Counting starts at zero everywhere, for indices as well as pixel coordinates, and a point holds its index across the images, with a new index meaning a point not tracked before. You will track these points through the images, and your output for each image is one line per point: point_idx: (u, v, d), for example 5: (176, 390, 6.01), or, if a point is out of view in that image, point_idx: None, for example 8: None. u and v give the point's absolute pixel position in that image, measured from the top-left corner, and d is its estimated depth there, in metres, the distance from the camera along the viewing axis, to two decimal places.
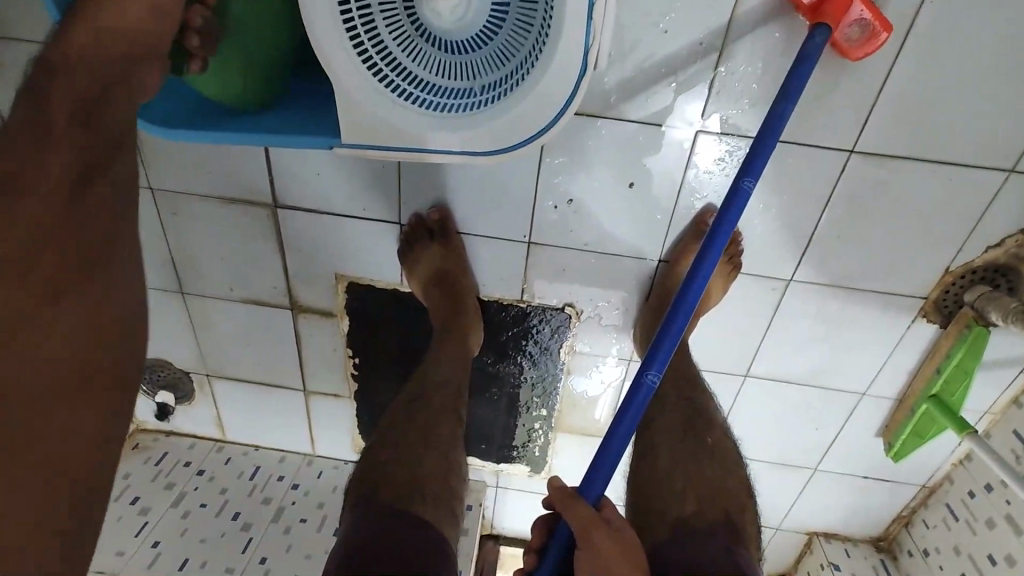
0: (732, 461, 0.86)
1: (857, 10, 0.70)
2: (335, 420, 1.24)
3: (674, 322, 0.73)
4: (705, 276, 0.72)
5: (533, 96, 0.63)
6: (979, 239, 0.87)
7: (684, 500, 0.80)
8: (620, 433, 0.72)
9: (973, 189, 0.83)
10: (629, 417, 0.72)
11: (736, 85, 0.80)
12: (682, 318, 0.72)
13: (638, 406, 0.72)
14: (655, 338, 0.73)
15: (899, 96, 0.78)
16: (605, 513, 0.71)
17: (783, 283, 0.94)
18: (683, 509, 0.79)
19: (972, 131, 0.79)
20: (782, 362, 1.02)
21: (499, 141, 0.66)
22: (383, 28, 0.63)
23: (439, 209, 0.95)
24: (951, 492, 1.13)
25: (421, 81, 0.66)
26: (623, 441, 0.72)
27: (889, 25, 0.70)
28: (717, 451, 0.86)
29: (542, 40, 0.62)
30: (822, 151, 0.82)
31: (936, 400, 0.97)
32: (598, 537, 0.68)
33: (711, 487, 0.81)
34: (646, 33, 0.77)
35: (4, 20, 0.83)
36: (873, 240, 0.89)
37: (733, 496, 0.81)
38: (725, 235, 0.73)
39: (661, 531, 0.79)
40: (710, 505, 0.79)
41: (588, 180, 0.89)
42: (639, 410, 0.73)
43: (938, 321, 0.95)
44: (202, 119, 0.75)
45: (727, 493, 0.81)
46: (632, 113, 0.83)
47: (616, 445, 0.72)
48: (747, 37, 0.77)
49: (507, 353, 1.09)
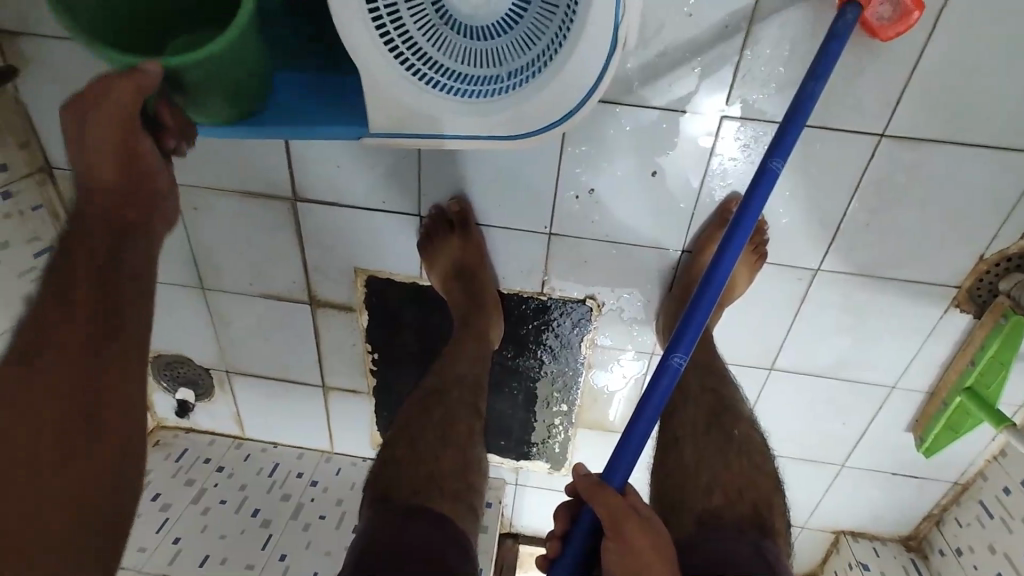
0: (760, 454, 0.83)
1: None
2: (355, 417, 1.24)
3: (699, 309, 0.71)
4: (729, 265, 0.70)
5: (560, 79, 0.61)
6: (1014, 225, 0.84)
7: (710, 492, 0.79)
8: (646, 417, 0.70)
9: (1008, 173, 0.81)
10: (653, 402, 0.70)
11: (761, 69, 0.78)
12: (706, 304, 0.70)
13: (663, 390, 0.70)
14: (683, 317, 0.71)
15: (933, 74, 0.75)
16: (630, 499, 0.69)
17: (810, 273, 0.92)
18: (710, 501, 0.78)
19: (1009, 112, 0.77)
20: (808, 356, 1.00)
21: (528, 123, 0.65)
22: (408, 19, 0.62)
23: (459, 200, 0.94)
24: (985, 489, 1.10)
25: (446, 69, 0.65)
26: (647, 427, 0.71)
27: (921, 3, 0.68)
28: (744, 442, 0.83)
29: (569, 19, 0.60)
30: (852, 135, 0.80)
31: (971, 393, 0.93)
32: (626, 533, 0.65)
33: (735, 484, 0.79)
34: (669, 16, 0.76)
35: (26, 15, 0.83)
36: (904, 228, 0.87)
37: (763, 490, 0.79)
38: (752, 219, 0.70)
39: (688, 524, 0.77)
40: (734, 498, 0.78)
41: (609, 170, 0.88)
42: (663, 395, 0.71)
43: (972, 311, 0.92)
44: None
45: (758, 485, 0.79)
46: (657, 100, 0.82)
47: (639, 435, 0.70)
48: (773, 19, 0.75)
49: (527, 347, 1.08)
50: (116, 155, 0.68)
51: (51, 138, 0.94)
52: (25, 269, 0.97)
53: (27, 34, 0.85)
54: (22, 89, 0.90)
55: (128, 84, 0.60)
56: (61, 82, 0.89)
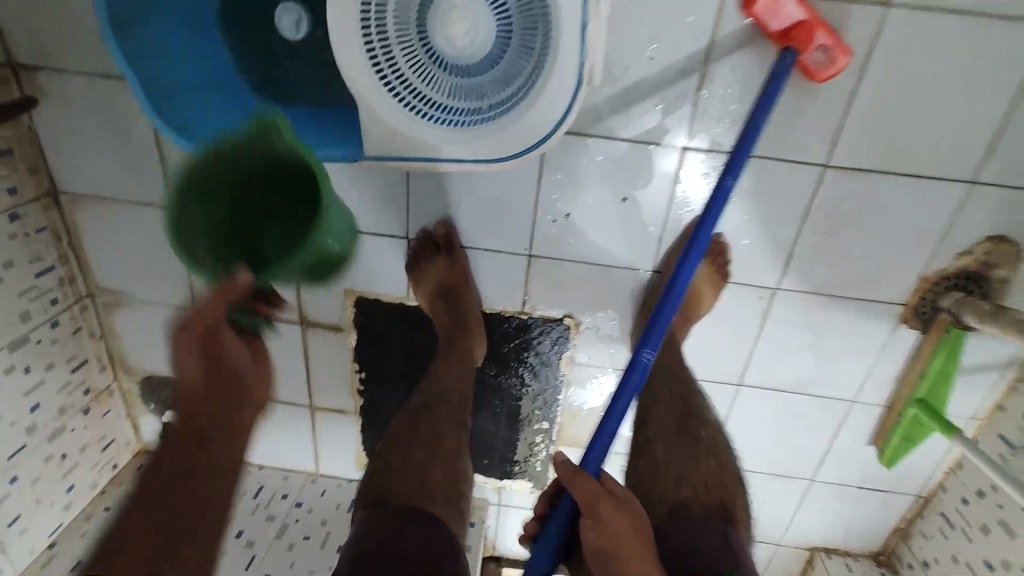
0: (725, 454, 0.88)
1: (820, 39, 0.78)
2: (341, 437, 1.27)
3: (661, 313, 0.82)
4: (687, 276, 0.81)
5: (533, 111, 0.69)
6: (949, 247, 0.93)
7: (679, 487, 0.83)
8: (619, 407, 0.81)
9: (939, 199, 0.90)
10: (626, 395, 0.81)
11: (716, 106, 0.87)
12: (669, 310, 0.81)
13: (634, 385, 0.82)
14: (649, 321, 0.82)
15: (867, 111, 0.85)
16: (608, 484, 0.74)
17: (770, 291, 1.00)
18: (679, 493, 0.83)
19: (934, 146, 0.86)
20: (773, 372, 1.07)
21: (507, 147, 0.72)
22: (400, 57, 0.70)
23: (445, 224, 1.00)
24: (945, 501, 1.15)
25: (434, 102, 0.73)
26: (618, 419, 0.82)
27: (848, 49, 0.79)
28: (712, 444, 0.88)
29: (543, 59, 0.68)
30: (800, 165, 0.89)
31: (923, 404, 1.01)
32: (603, 512, 0.71)
33: (702, 478, 0.84)
34: (634, 58, 0.85)
35: (46, 50, 0.90)
36: (852, 249, 0.95)
37: (728, 487, 0.84)
38: (707, 233, 0.81)
39: (658, 516, 0.82)
40: (702, 491, 0.82)
41: (583, 196, 0.96)
42: (634, 389, 0.82)
43: (918, 327, 0.99)
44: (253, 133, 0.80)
45: (724, 483, 0.84)
46: (626, 133, 0.90)
47: (610, 425, 0.80)
48: (725, 63, 0.85)
49: (509, 364, 1.13)
50: (204, 359, 0.80)
51: (60, 164, 1.00)
52: (25, 288, 1.01)
53: (45, 68, 0.91)
54: (35, 118, 0.96)
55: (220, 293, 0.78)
56: (75, 113, 0.95)
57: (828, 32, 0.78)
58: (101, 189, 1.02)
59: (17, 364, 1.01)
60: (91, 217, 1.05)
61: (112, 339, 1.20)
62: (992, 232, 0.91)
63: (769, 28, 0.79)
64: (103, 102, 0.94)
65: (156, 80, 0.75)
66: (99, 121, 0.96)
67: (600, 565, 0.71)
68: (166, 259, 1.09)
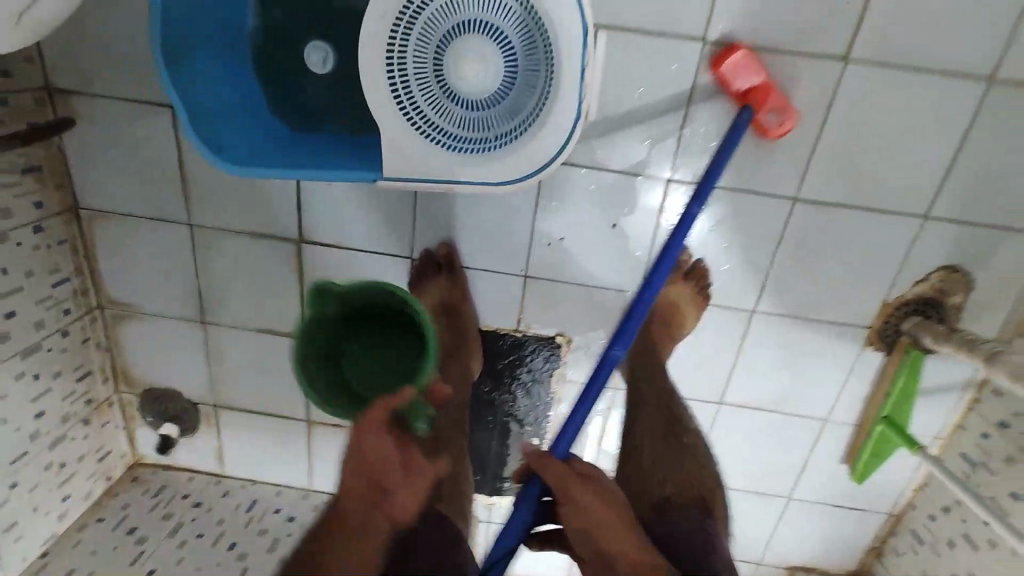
0: (704, 456, 0.94)
1: (772, 102, 0.89)
2: (336, 451, 1.30)
3: (630, 321, 0.93)
4: (654, 290, 0.93)
5: (537, 139, 0.77)
6: (908, 275, 1.02)
7: (663, 484, 0.89)
8: (589, 398, 0.91)
9: (897, 232, 0.99)
10: (595, 389, 0.91)
11: (697, 143, 0.97)
12: (636, 318, 0.93)
13: (602, 380, 0.92)
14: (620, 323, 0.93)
15: (830, 153, 0.95)
16: (575, 464, 0.81)
17: (748, 313, 1.08)
18: (664, 492, 0.88)
19: (890, 184, 0.96)
20: (751, 390, 1.14)
21: (513, 170, 0.78)
22: (418, 92, 0.78)
23: (447, 245, 1.07)
24: (915, 519, 1.21)
25: (446, 131, 0.80)
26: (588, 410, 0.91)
27: (794, 113, 0.91)
28: (695, 448, 0.95)
29: (546, 95, 0.76)
30: (772, 197, 0.99)
31: (889, 421, 1.08)
32: (574, 494, 0.78)
33: (685, 478, 0.89)
34: (624, 99, 0.95)
35: (84, 77, 0.97)
36: (820, 276, 1.04)
37: (709, 487, 0.90)
38: (675, 250, 0.92)
39: (643, 511, 0.87)
40: (685, 487, 0.88)
41: (575, 222, 1.04)
42: (602, 383, 0.92)
43: (882, 349, 1.08)
44: (271, 151, 0.85)
45: (705, 482, 0.90)
46: (616, 164, 0.99)
47: (577, 420, 0.90)
48: (705, 105, 0.95)
49: (503, 381, 1.19)
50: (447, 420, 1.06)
51: (85, 181, 1.06)
52: (42, 298, 1.05)
53: (82, 93, 0.99)
54: (67, 137, 1.03)
55: (383, 405, 0.73)
56: (105, 135, 1.02)
57: (779, 96, 0.89)
58: (122, 205, 1.08)
59: (28, 371, 1.05)
60: (109, 232, 1.11)
61: (117, 351, 1.24)
62: (944, 262, 1.00)
63: (731, 86, 0.89)
64: (132, 125, 1.01)
65: (188, 91, 0.79)
66: (127, 142, 1.03)
67: (589, 545, 0.78)
68: (177, 273, 1.14)
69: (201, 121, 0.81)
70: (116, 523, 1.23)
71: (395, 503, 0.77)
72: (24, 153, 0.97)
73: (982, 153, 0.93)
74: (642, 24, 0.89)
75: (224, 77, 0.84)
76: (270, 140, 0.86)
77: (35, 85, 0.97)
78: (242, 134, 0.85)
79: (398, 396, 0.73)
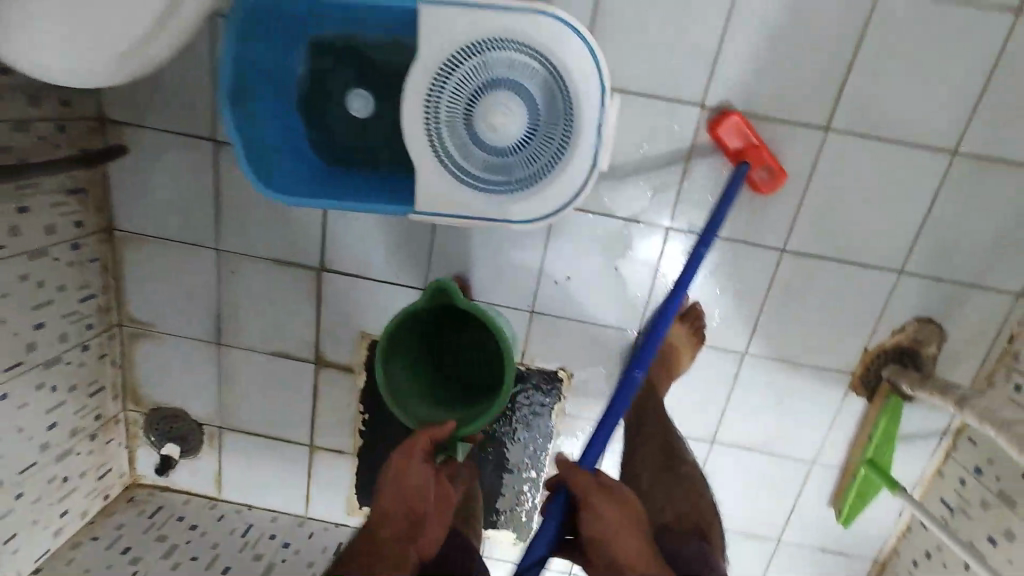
0: (701, 490, 0.98)
1: (766, 159, 0.99)
2: (336, 477, 1.32)
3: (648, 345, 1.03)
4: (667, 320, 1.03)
5: (556, 185, 0.86)
6: (886, 325, 1.10)
7: (662, 510, 0.94)
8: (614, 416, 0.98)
9: (875, 284, 1.08)
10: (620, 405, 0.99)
11: (695, 195, 1.07)
12: (653, 343, 1.02)
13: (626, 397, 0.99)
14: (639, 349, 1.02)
15: (814, 210, 1.05)
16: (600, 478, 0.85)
17: (739, 355, 1.14)
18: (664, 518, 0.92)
19: (868, 240, 1.06)
20: (741, 430, 1.19)
21: (533, 211, 0.88)
22: (448, 138, 0.87)
23: (459, 278, 1.14)
24: (899, 564, 1.24)
25: (471, 173, 0.89)
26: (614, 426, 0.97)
27: (784, 170, 1.01)
28: (691, 478, 0.99)
29: (564, 147, 0.86)
30: (763, 247, 1.08)
31: (873, 464, 1.13)
32: (596, 502, 0.82)
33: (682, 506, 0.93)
34: (630, 153, 1.04)
35: (137, 110, 1.06)
36: (806, 323, 1.11)
37: (707, 518, 0.93)
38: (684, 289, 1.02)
39: None
40: (683, 516, 0.92)
41: (580, 262, 1.12)
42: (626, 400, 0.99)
43: (864, 394, 1.15)
44: (313, 183, 0.93)
45: (703, 513, 0.93)
46: (620, 211, 1.08)
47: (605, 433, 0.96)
48: (704, 161, 1.04)
49: (504, 412, 1.23)
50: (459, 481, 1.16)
51: (123, 204, 1.13)
52: (69, 312, 1.10)
53: (133, 124, 1.07)
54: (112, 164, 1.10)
55: (428, 435, 0.89)
56: (149, 163, 1.10)
57: (770, 155, 1.00)
58: (155, 228, 1.15)
59: (46, 382, 1.08)
60: (138, 253, 1.17)
61: (129, 368, 1.27)
62: (918, 313, 1.09)
63: (728, 146, 1.00)
64: (175, 155, 1.09)
65: (247, 127, 0.87)
66: (168, 171, 1.10)
67: (603, 554, 0.81)
68: (199, 295, 1.19)
69: (255, 155, 0.88)
70: (110, 542, 1.23)
71: (428, 531, 0.87)
72: (72, 176, 1.04)
73: (950, 216, 1.03)
74: (647, 89, 1.01)
75: (274, 116, 0.93)
76: (312, 173, 0.95)
77: (91, 114, 1.05)
78: (288, 168, 0.93)
79: (440, 427, 0.90)
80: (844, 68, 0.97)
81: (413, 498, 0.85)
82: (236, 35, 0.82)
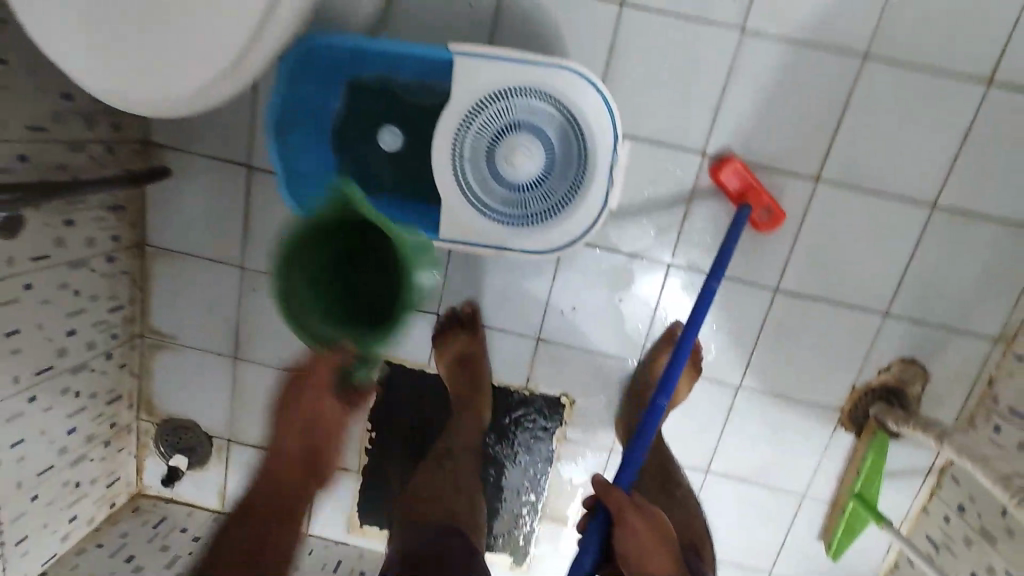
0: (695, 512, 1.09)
1: (766, 201, 1.07)
2: (340, 494, 1.35)
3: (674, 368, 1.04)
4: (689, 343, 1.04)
5: (568, 220, 0.94)
6: (873, 364, 1.16)
7: None
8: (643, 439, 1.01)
9: (863, 325, 1.15)
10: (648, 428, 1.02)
11: (695, 235, 1.14)
12: (678, 366, 1.03)
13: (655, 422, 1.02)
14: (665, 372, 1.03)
15: (806, 253, 1.12)
16: (635, 499, 0.97)
17: (734, 388, 1.20)
18: None
19: (856, 284, 1.13)
20: (735, 461, 1.24)
21: (546, 242, 0.95)
22: (470, 173, 0.95)
23: (471, 303, 1.21)
24: None
25: (490, 206, 0.96)
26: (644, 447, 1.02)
27: (784, 212, 1.08)
28: (685, 501, 1.10)
29: (576, 187, 0.94)
30: (758, 286, 1.15)
31: (861, 498, 1.17)
32: (630, 518, 0.94)
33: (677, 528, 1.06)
34: (635, 194, 1.13)
35: (180, 136, 1.15)
36: (798, 360, 1.18)
37: (699, 536, 1.06)
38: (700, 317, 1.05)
39: None
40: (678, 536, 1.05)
41: (585, 293, 1.18)
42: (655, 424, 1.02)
43: (853, 430, 1.20)
44: None
45: (696, 533, 1.06)
46: (625, 247, 1.15)
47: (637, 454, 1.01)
48: (704, 204, 1.12)
49: (507, 435, 1.27)
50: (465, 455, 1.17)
51: (158, 222, 1.20)
52: (98, 321, 1.15)
53: (175, 149, 1.15)
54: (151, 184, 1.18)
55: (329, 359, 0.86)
56: (185, 185, 1.18)
57: (771, 197, 1.07)
58: (185, 246, 1.21)
59: (72, 388, 1.12)
60: (167, 269, 1.23)
61: (146, 379, 1.32)
62: (903, 354, 1.15)
63: (729, 188, 1.07)
64: (211, 179, 1.17)
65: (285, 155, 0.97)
66: (202, 193, 1.18)
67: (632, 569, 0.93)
68: (221, 310, 1.25)
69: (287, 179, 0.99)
70: (114, 550, 1.25)
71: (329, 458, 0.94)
72: (115, 194, 1.12)
73: (932, 264, 1.11)
74: (654, 137, 1.09)
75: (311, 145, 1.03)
76: None
77: (136, 139, 1.13)
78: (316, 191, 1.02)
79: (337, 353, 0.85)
80: (833, 126, 1.06)
81: (309, 423, 0.90)
82: (287, 76, 0.93)
